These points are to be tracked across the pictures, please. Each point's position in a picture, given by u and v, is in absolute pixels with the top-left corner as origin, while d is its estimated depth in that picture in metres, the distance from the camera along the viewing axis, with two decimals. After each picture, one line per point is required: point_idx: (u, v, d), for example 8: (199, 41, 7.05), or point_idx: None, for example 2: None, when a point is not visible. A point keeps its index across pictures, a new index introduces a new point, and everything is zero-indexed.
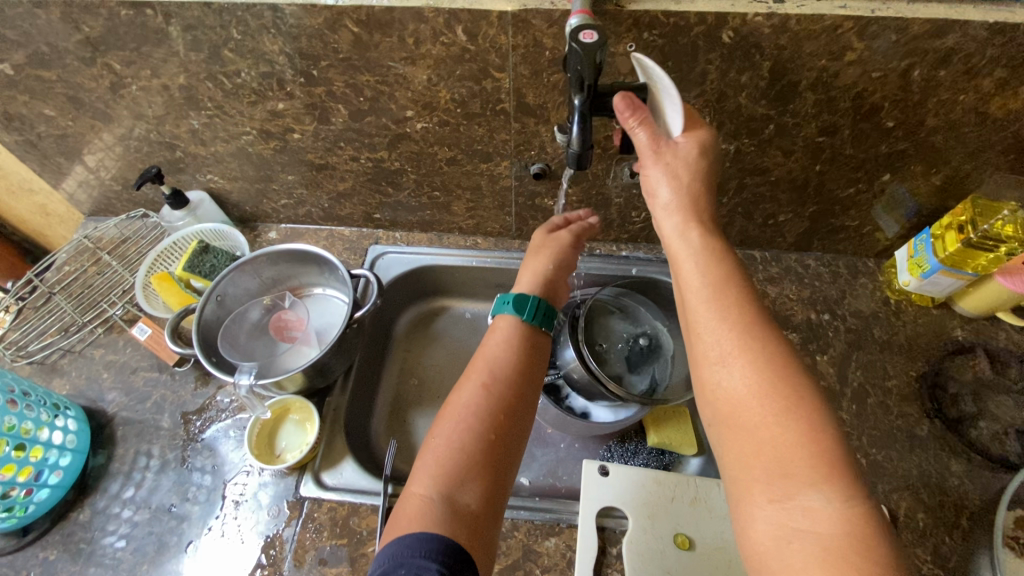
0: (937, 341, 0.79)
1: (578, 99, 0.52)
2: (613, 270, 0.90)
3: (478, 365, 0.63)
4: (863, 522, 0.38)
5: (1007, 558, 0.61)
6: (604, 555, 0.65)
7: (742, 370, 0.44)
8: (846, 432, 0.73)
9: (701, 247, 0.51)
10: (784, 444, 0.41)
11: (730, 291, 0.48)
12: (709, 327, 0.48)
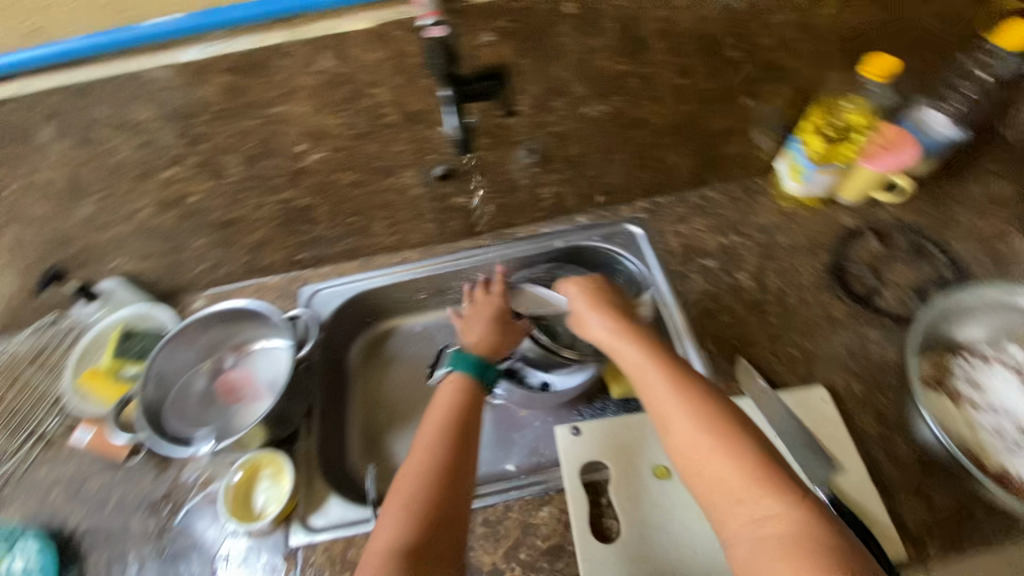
0: (833, 233, 0.87)
1: (446, 92, 0.57)
2: (538, 247, 0.94)
3: (434, 415, 0.66)
4: (809, 511, 0.50)
5: (931, 396, 0.69)
6: (596, 507, 0.68)
7: (694, 423, 0.58)
8: (778, 332, 0.80)
9: (633, 341, 0.69)
10: (740, 469, 0.53)
11: (664, 365, 0.64)
12: (660, 397, 0.62)
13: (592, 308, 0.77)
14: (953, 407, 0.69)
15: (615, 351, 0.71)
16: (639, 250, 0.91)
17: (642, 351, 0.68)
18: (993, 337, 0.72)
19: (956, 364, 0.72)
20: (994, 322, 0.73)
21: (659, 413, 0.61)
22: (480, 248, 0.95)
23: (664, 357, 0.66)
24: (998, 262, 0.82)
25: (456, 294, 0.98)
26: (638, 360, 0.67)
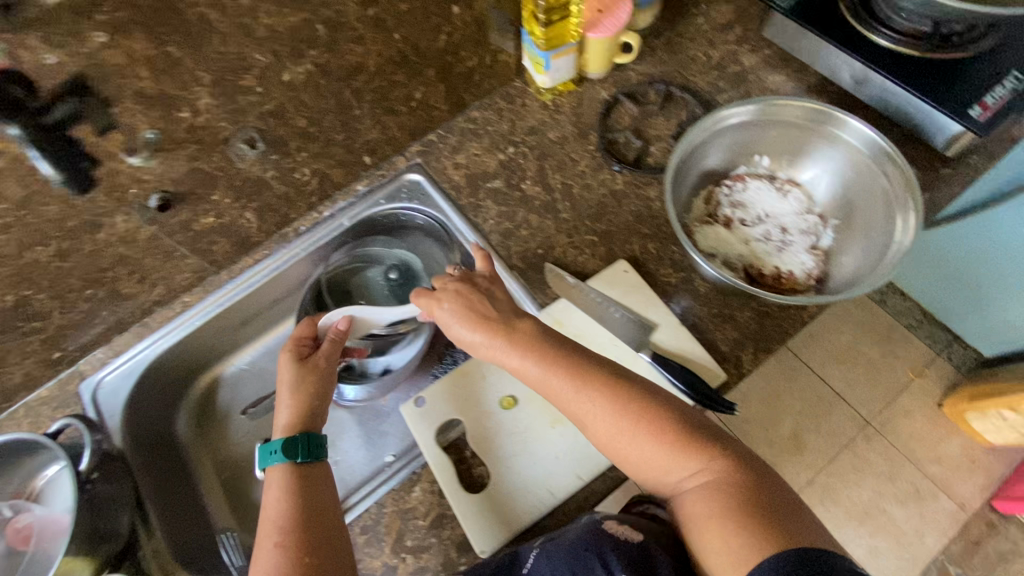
0: (593, 112, 0.89)
1: (11, 128, 0.50)
2: (324, 235, 0.85)
3: (269, 527, 0.58)
4: (717, 455, 0.56)
5: (707, 232, 0.73)
6: (463, 463, 0.68)
7: (605, 411, 0.59)
8: (574, 225, 0.82)
9: (519, 343, 0.63)
10: (661, 442, 0.57)
11: (559, 363, 0.62)
12: (567, 397, 0.61)
13: (455, 306, 0.67)
14: (728, 233, 0.73)
15: (496, 359, 0.65)
16: (429, 195, 0.86)
17: (536, 354, 0.63)
18: (737, 157, 0.77)
19: (719, 195, 0.76)
20: (734, 142, 0.75)
21: (572, 412, 0.61)
22: (264, 258, 0.84)
23: (555, 351, 0.63)
24: (732, 85, 0.89)
25: (267, 315, 0.90)
26: (532, 364, 0.62)
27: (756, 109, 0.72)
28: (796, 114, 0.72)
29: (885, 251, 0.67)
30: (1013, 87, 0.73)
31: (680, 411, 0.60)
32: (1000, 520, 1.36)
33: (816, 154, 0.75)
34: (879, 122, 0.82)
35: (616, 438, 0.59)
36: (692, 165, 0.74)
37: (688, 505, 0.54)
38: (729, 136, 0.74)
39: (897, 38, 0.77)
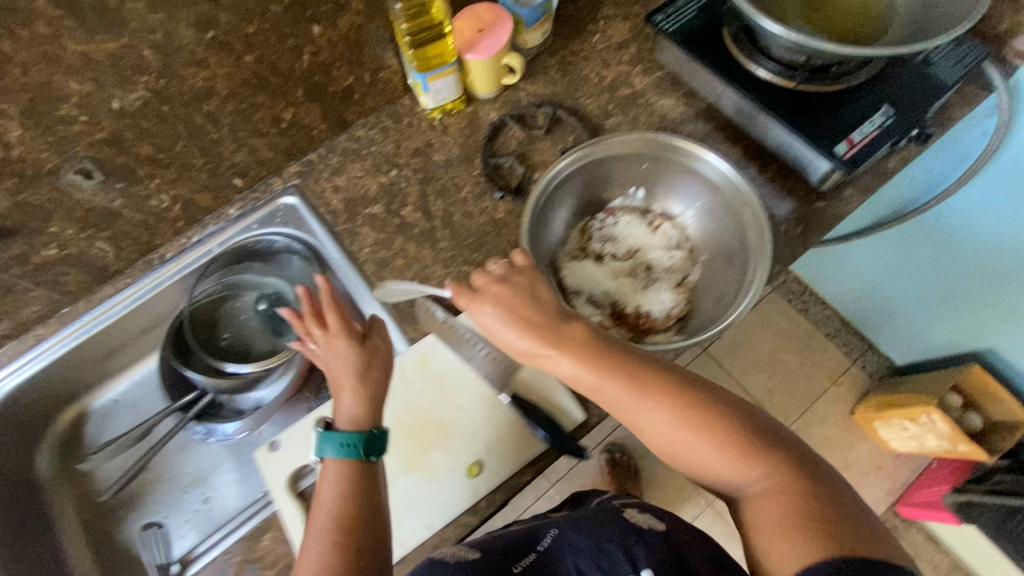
0: (479, 135, 0.87)
1: None
2: (190, 263, 0.81)
3: (320, 512, 0.55)
4: (782, 465, 0.53)
5: (574, 266, 0.73)
6: (315, 509, 0.67)
7: (666, 415, 0.56)
8: (451, 257, 0.79)
9: (579, 342, 0.58)
10: (722, 449, 0.54)
11: (621, 364, 0.57)
12: (626, 402, 0.57)
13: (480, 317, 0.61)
14: (595, 268, 0.73)
15: (549, 363, 0.59)
16: (304, 221, 0.82)
17: (594, 362, 0.57)
18: (608, 190, 0.76)
19: (591, 229, 0.76)
20: (593, 180, 0.75)
21: (630, 415, 0.57)
22: (125, 287, 0.80)
23: (614, 355, 0.58)
24: (621, 109, 0.87)
25: (136, 346, 0.86)
26: (582, 372, 0.57)
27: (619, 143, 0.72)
28: (660, 149, 0.73)
29: (742, 288, 0.68)
30: (879, 122, 0.73)
31: (747, 418, 0.56)
32: (905, 523, 1.41)
33: (682, 189, 0.75)
34: (760, 152, 0.82)
35: (671, 443, 0.56)
36: (557, 202, 0.73)
37: (757, 509, 0.52)
38: (595, 170, 0.74)
39: (774, 68, 0.76)
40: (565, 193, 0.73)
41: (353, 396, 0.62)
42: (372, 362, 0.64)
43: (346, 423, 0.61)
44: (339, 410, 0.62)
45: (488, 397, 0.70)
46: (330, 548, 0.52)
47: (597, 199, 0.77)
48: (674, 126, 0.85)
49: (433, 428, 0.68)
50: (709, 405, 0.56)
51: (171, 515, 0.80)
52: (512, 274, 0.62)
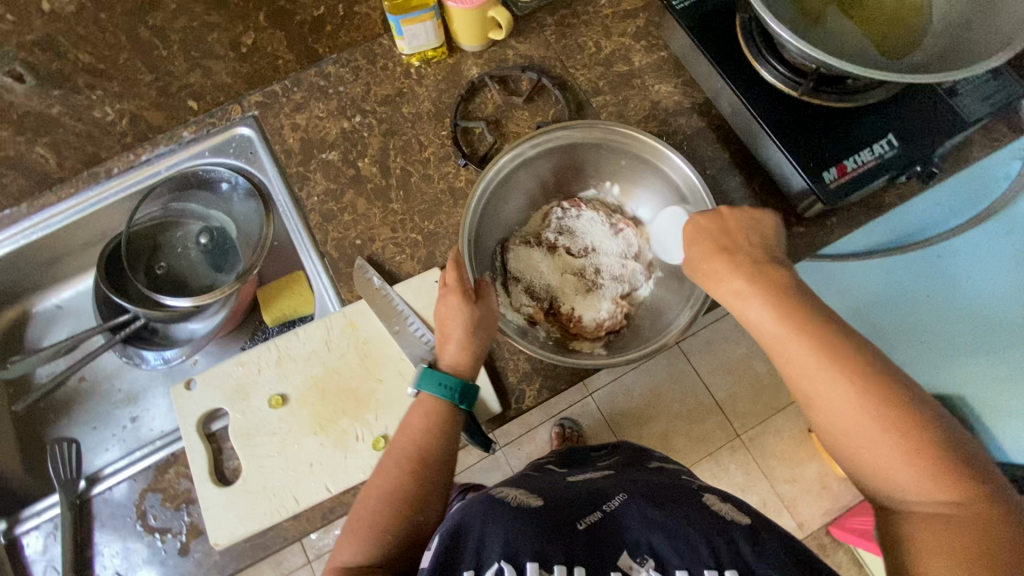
0: (455, 91, 0.80)
1: None
2: (134, 182, 0.78)
3: (400, 437, 0.58)
4: (963, 482, 0.41)
5: (520, 253, 0.71)
6: (221, 453, 0.67)
7: (854, 405, 0.43)
8: (400, 220, 0.74)
9: (777, 303, 0.48)
10: (902, 450, 0.42)
11: (816, 335, 0.46)
12: (806, 371, 0.45)
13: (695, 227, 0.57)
14: (541, 261, 0.70)
15: (778, 353, 0.48)
16: (257, 157, 0.78)
17: (769, 300, 0.49)
18: (580, 176, 0.74)
19: (553, 217, 0.73)
20: (566, 160, 0.72)
21: (803, 387, 0.46)
22: (67, 198, 0.77)
23: (820, 324, 0.46)
24: (612, 88, 0.80)
25: (82, 255, 0.85)
26: (781, 334, 0.47)
27: (582, 134, 0.68)
28: (627, 144, 0.68)
29: (683, 306, 0.66)
30: (877, 153, 0.67)
31: (942, 429, 0.42)
32: (833, 543, 1.37)
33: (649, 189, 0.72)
34: (749, 160, 0.76)
35: (851, 434, 0.44)
36: (518, 177, 0.70)
37: (917, 525, 0.41)
38: (558, 158, 0.71)
39: (781, 73, 0.67)
40: (525, 178, 0.71)
41: (458, 337, 0.61)
42: (481, 318, 0.62)
43: (449, 364, 0.62)
44: (443, 353, 0.62)
45: (408, 374, 0.68)
46: (395, 484, 0.55)
47: (566, 181, 0.75)
48: (665, 117, 0.79)
49: (348, 395, 0.67)
50: (895, 400, 0.43)
51: (99, 427, 0.82)
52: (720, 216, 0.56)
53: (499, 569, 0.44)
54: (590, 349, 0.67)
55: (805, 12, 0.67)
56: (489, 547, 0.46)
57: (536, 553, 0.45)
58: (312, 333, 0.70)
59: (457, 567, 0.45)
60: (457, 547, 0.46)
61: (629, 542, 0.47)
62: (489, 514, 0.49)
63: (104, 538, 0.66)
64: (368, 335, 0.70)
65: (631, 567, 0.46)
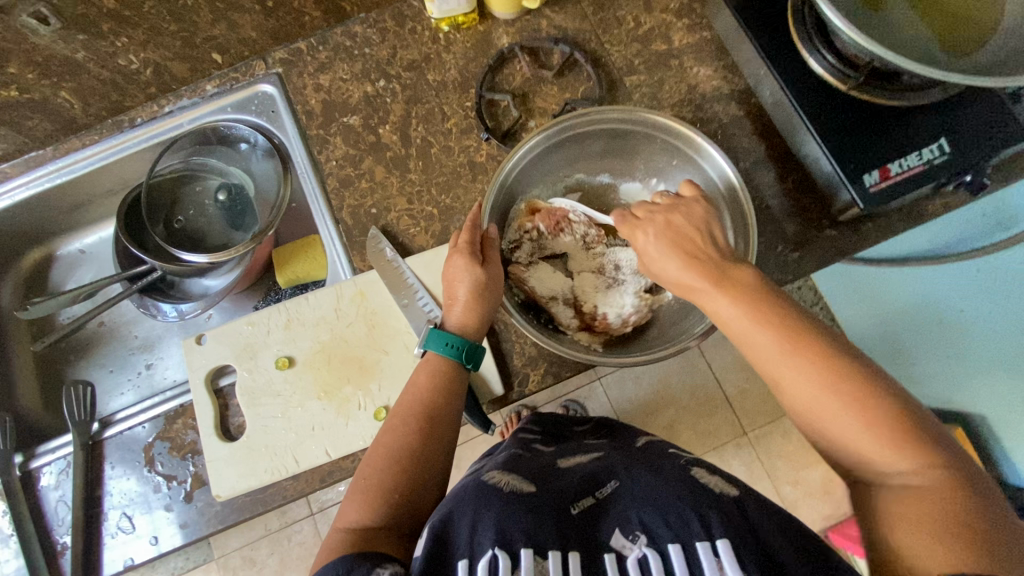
0: (484, 60, 0.77)
1: None
2: (157, 132, 0.78)
3: (405, 396, 0.59)
4: (937, 460, 0.39)
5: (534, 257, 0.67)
6: (228, 409, 0.69)
7: (815, 382, 0.42)
8: (417, 191, 0.73)
9: (735, 288, 0.48)
10: (862, 421, 0.41)
11: (770, 313, 0.45)
12: (765, 353, 0.45)
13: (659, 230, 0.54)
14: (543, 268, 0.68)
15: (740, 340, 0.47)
16: (278, 116, 0.77)
17: (720, 284, 0.48)
18: (627, 164, 0.71)
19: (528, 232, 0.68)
20: (613, 145, 0.69)
21: (765, 368, 0.45)
22: (91, 145, 0.78)
23: (774, 303, 0.46)
24: (648, 67, 0.76)
25: (105, 202, 0.86)
26: (737, 316, 0.46)
27: (619, 120, 0.65)
28: (666, 136, 0.65)
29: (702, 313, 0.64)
30: (925, 158, 0.62)
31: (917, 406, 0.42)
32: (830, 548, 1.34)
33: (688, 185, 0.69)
34: (785, 155, 0.72)
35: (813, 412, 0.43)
36: (559, 155, 0.69)
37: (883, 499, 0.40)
38: (592, 142, 0.68)
39: (829, 64, 0.63)
40: (551, 162, 0.69)
41: (462, 298, 0.61)
42: (489, 281, 0.62)
43: (454, 325, 0.62)
44: (449, 314, 0.62)
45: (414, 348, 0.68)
46: (402, 444, 0.54)
47: (613, 167, 0.72)
48: (701, 102, 0.75)
49: (354, 363, 0.68)
50: (847, 372, 0.42)
51: (115, 371, 0.84)
52: (678, 206, 0.55)
53: (493, 556, 0.41)
54: (587, 343, 0.65)
55: None
56: (481, 533, 0.43)
57: (530, 539, 0.43)
58: (323, 300, 0.70)
59: (451, 559, 0.42)
60: (448, 538, 0.43)
61: (620, 521, 0.46)
62: (479, 504, 0.46)
63: (113, 479, 0.68)
64: (377, 306, 0.69)
65: (624, 547, 0.43)
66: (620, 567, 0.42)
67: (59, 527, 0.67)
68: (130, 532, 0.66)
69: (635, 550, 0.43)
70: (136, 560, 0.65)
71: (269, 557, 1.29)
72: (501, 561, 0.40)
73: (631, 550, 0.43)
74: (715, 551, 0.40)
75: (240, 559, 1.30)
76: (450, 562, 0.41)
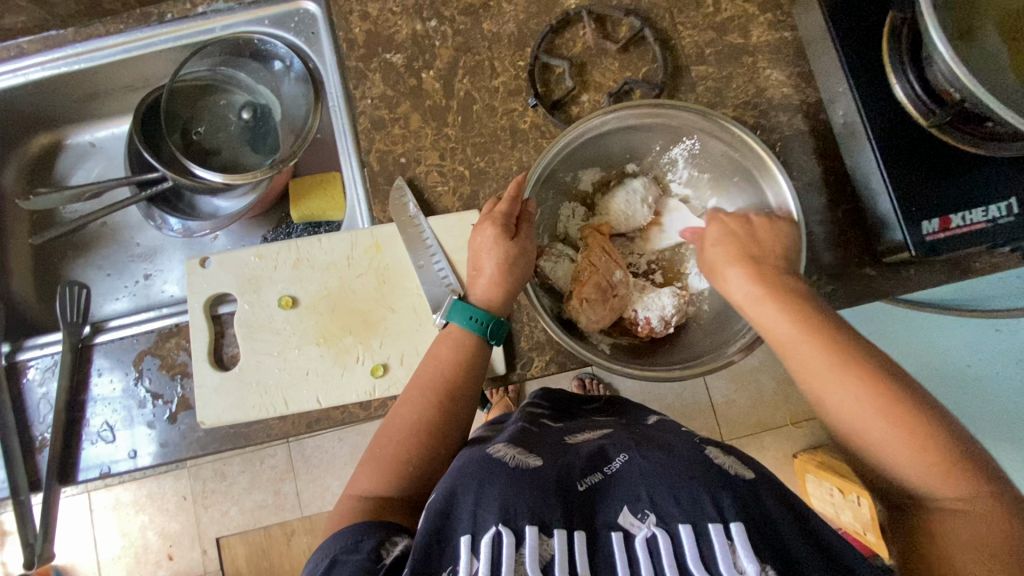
0: (546, 19, 0.71)
1: None
2: (191, 34, 0.73)
3: (425, 364, 0.58)
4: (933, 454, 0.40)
5: (563, 268, 0.65)
6: (222, 337, 0.68)
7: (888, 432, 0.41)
8: (450, 148, 0.69)
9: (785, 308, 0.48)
10: (918, 451, 0.40)
11: (825, 337, 0.45)
12: (817, 376, 0.45)
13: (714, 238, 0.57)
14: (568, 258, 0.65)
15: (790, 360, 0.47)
16: (317, 39, 0.73)
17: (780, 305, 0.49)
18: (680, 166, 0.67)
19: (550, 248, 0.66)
20: (675, 140, 0.65)
21: (816, 391, 0.45)
22: (116, 34, 0.73)
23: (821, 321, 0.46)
24: (719, 60, 0.71)
25: (121, 97, 0.82)
26: (793, 336, 0.47)
27: (688, 120, 0.61)
28: (735, 150, 0.61)
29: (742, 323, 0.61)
30: (990, 216, 0.59)
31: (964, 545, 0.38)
32: None
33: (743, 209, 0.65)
34: (843, 181, 0.68)
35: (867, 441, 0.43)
36: (618, 139, 0.65)
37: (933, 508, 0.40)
38: (650, 137, 0.65)
39: (915, 93, 0.58)
40: (612, 145, 0.65)
41: (490, 271, 0.59)
42: (518, 253, 0.59)
43: (478, 299, 0.60)
44: (473, 286, 0.60)
45: (423, 312, 0.66)
46: (419, 416, 0.54)
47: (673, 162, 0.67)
48: (766, 109, 0.70)
49: (358, 317, 0.66)
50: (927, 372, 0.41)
51: (113, 275, 0.82)
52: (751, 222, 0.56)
53: (496, 533, 0.40)
54: (597, 342, 0.64)
55: (959, 26, 0.56)
56: (485, 508, 0.42)
57: (534, 516, 0.42)
58: (337, 245, 0.67)
59: (453, 533, 0.41)
60: (450, 512, 0.42)
61: (629, 498, 0.45)
62: (484, 476, 0.45)
63: (98, 387, 0.67)
64: (390, 262, 0.67)
65: (633, 525, 0.42)
66: (627, 546, 0.41)
67: (38, 424, 0.66)
68: (109, 442, 0.66)
69: (643, 530, 0.42)
70: (113, 469, 0.65)
71: (239, 474, 1.32)
72: (504, 538, 0.40)
73: (639, 529, 0.42)
74: (727, 534, 0.40)
75: (212, 471, 1.32)
76: (453, 536, 0.41)
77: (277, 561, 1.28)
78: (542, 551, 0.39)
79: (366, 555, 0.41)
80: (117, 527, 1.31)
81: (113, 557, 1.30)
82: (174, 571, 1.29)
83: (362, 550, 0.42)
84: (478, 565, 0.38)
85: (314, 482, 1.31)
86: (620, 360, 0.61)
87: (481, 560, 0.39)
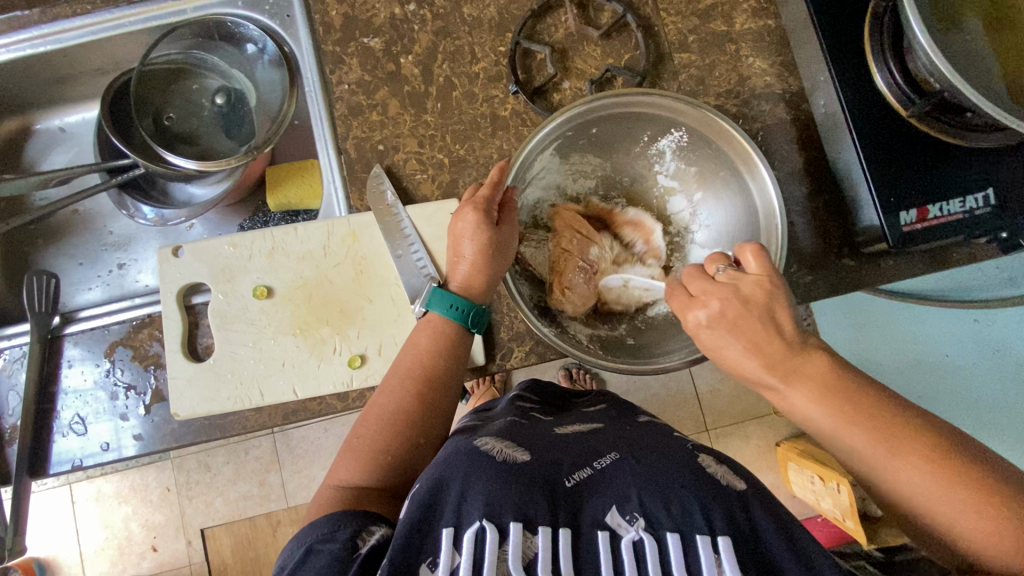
0: (527, 4, 0.70)
1: None
2: (162, 15, 0.71)
3: (404, 352, 0.57)
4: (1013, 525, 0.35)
5: (543, 253, 0.64)
6: (196, 328, 0.66)
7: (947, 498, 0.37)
8: (428, 136, 0.68)
9: (807, 380, 0.41)
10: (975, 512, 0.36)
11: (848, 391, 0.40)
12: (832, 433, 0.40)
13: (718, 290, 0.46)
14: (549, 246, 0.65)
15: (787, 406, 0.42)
16: (292, 22, 0.71)
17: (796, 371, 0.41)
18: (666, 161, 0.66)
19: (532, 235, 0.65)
20: (661, 132, 0.64)
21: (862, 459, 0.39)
22: (83, 15, 0.70)
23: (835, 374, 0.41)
24: (701, 47, 0.70)
25: (91, 80, 0.79)
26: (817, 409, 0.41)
27: (671, 110, 0.61)
28: (720, 143, 0.61)
29: None
30: (968, 206, 0.59)
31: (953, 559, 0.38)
32: None
33: (727, 201, 0.64)
34: (822, 171, 0.68)
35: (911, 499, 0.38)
36: (604, 129, 0.64)
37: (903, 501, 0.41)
38: (637, 129, 0.64)
39: (895, 83, 0.57)
40: (596, 135, 0.64)
41: (469, 256, 0.58)
42: (499, 241, 0.58)
43: (458, 285, 0.59)
44: (454, 272, 0.59)
45: (401, 302, 0.65)
46: (400, 404, 0.53)
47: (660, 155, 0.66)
48: (749, 97, 0.70)
49: (334, 306, 0.65)
50: None
51: (85, 265, 0.80)
52: (741, 280, 0.45)
53: (481, 527, 0.40)
54: (574, 331, 0.63)
55: (937, 14, 0.56)
56: (470, 503, 0.42)
57: (519, 512, 0.41)
58: (313, 234, 0.66)
59: (436, 525, 0.41)
60: (435, 504, 0.42)
61: (618, 498, 0.44)
62: (470, 469, 0.44)
63: (69, 378, 0.66)
64: (367, 252, 0.66)
65: (620, 527, 0.42)
66: (613, 547, 0.41)
67: (8, 416, 0.65)
68: (81, 434, 0.64)
69: (630, 532, 0.42)
70: (84, 462, 0.64)
71: (224, 465, 1.31)
72: (487, 534, 0.39)
73: (626, 531, 0.42)
74: (715, 547, 0.40)
75: (196, 463, 1.31)
76: (435, 529, 0.41)
77: (263, 552, 1.27)
78: (526, 548, 0.39)
79: (343, 544, 0.41)
80: (100, 519, 1.30)
81: (96, 549, 1.29)
82: (158, 563, 1.29)
83: (339, 538, 0.41)
84: (460, 560, 0.38)
85: (299, 473, 1.30)
86: (600, 352, 0.61)
87: (463, 555, 0.38)
